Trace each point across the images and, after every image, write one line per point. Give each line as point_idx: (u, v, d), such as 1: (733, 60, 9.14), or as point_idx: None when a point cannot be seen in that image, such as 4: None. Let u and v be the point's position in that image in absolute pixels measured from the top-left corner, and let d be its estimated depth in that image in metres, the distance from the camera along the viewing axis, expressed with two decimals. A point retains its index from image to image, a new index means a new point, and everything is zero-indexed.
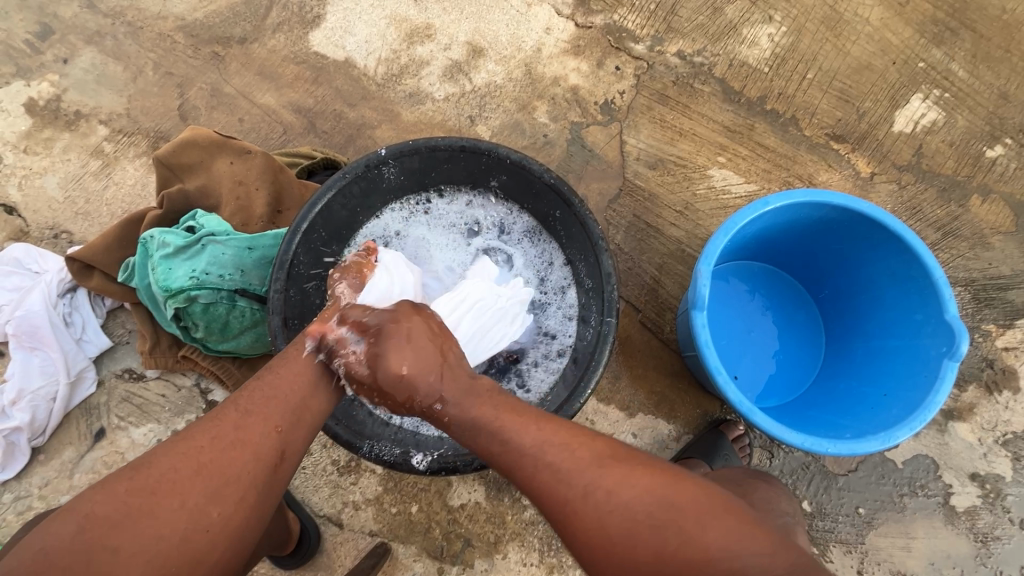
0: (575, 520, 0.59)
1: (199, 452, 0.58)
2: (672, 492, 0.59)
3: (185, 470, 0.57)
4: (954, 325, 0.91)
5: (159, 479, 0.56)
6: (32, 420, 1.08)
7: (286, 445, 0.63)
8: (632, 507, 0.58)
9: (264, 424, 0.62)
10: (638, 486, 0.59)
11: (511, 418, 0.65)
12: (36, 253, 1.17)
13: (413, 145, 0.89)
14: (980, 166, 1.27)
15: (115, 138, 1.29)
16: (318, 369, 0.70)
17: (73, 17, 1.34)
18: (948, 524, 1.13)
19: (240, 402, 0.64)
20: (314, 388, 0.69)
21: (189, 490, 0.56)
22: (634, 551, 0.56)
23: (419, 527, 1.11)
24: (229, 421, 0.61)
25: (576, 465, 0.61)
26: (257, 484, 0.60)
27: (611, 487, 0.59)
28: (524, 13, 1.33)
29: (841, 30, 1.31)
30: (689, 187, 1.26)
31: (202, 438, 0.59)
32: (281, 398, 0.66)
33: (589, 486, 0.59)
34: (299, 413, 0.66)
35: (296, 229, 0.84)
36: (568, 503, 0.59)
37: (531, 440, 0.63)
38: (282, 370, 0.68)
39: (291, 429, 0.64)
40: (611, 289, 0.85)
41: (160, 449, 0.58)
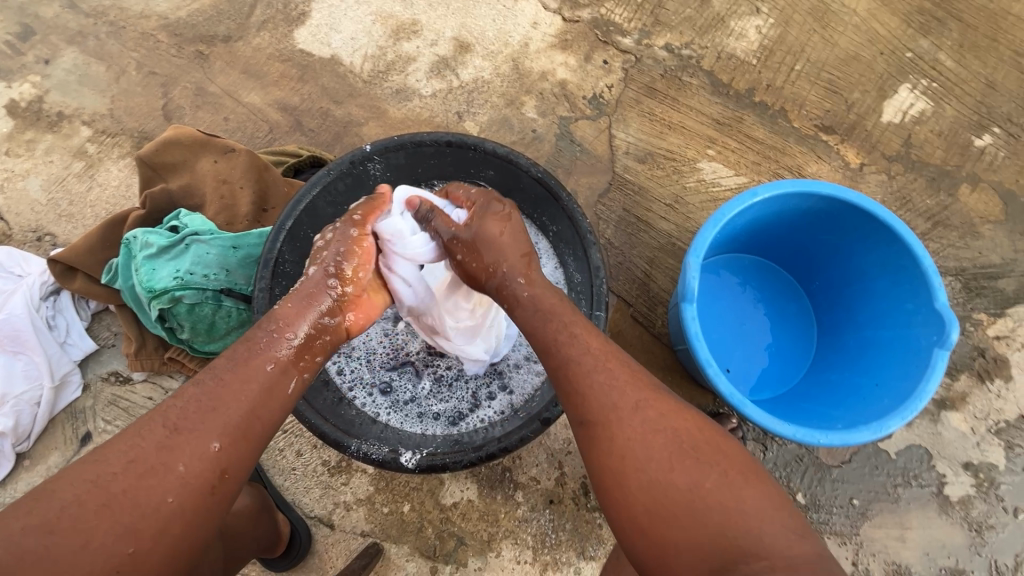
0: (618, 431, 0.64)
1: (112, 480, 0.56)
2: (719, 442, 0.64)
3: (94, 503, 0.54)
4: (944, 313, 0.90)
5: (63, 513, 0.53)
6: (15, 426, 1.06)
7: (222, 465, 0.61)
8: (680, 435, 0.63)
9: (194, 443, 0.60)
10: (690, 425, 0.64)
11: (582, 325, 0.73)
12: (18, 256, 1.15)
13: (398, 141, 0.88)
14: (969, 155, 1.27)
15: (99, 139, 1.27)
16: (271, 375, 0.68)
17: (55, 17, 1.33)
18: (942, 514, 1.13)
19: (168, 418, 0.61)
20: (262, 397, 0.66)
21: (95, 528, 0.53)
22: (670, 475, 0.60)
23: (412, 526, 1.10)
24: (153, 442, 0.59)
25: (635, 384, 0.67)
26: (182, 514, 0.57)
27: (665, 414, 0.64)
28: (510, 8, 1.33)
29: (828, 21, 1.31)
30: (678, 181, 1.25)
31: (120, 462, 0.57)
32: (218, 412, 0.62)
33: (644, 403, 0.65)
34: (238, 429, 0.63)
35: (280, 228, 0.83)
36: (617, 411, 0.65)
37: (599, 349, 0.70)
38: (223, 379, 0.65)
39: (228, 447, 0.61)
40: (600, 282, 0.85)
41: (66, 478, 0.55)
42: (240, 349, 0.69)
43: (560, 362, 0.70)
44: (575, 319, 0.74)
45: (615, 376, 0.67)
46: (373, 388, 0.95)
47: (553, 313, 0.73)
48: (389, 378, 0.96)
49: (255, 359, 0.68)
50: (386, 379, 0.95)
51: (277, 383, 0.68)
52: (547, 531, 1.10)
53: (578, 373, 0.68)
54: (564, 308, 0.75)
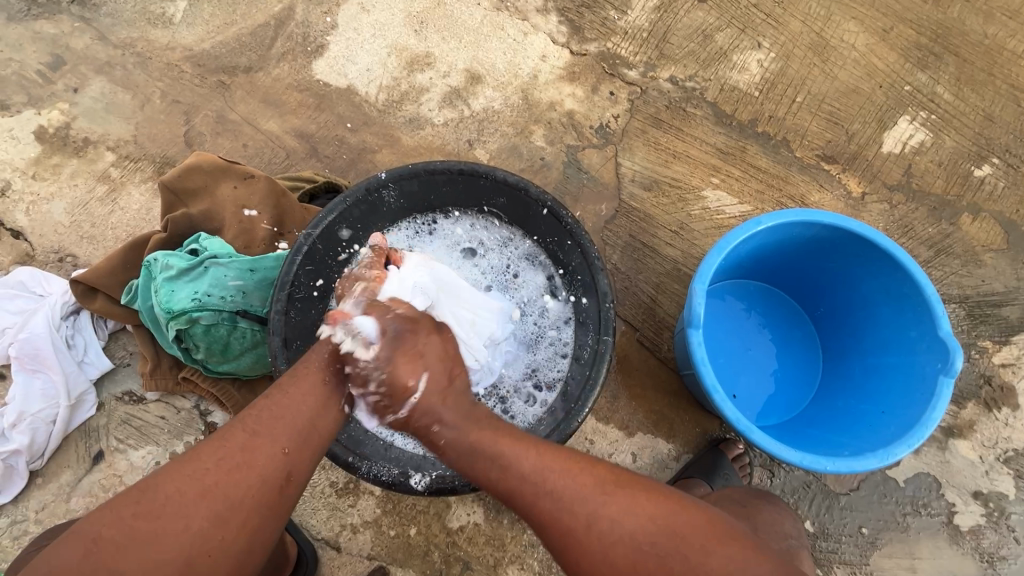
0: (580, 551, 0.64)
1: (204, 474, 0.61)
2: (677, 522, 0.64)
3: (189, 495, 0.60)
4: (948, 341, 0.91)
5: (164, 503, 0.59)
6: (31, 443, 1.08)
7: (291, 468, 0.65)
8: (636, 536, 0.63)
9: (268, 447, 0.64)
10: (642, 516, 0.64)
11: (510, 445, 0.70)
12: (41, 276, 1.18)
13: (412, 169, 0.91)
14: (970, 185, 1.29)
15: (122, 164, 1.32)
16: (324, 389, 0.72)
17: (84, 48, 1.39)
18: (952, 544, 1.12)
19: (247, 422, 0.66)
20: (322, 406, 0.71)
21: (192, 516, 0.59)
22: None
23: (417, 550, 1.10)
24: (236, 443, 0.63)
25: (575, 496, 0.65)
26: (261, 506, 0.62)
27: (614, 518, 0.64)
28: (520, 41, 1.38)
29: (828, 56, 1.35)
30: (683, 208, 1.28)
31: (210, 459, 0.62)
32: (288, 419, 0.67)
33: (594, 515, 0.64)
34: (304, 434, 0.67)
35: (297, 252, 0.86)
36: (572, 531, 0.64)
37: (534, 465, 0.68)
38: (290, 387, 0.70)
39: (298, 451, 0.66)
40: (608, 308, 0.87)
41: (164, 473, 0.61)
42: (298, 367, 0.73)
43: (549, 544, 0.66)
44: (501, 441, 0.70)
45: (557, 494, 0.65)
46: None
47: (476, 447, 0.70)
48: None
49: (312, 374, 0.72)
50: None
51: (331, 399, 0.72)
52: (554, 556, 1.10)
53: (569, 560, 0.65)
54: (490, 435, 0.71)
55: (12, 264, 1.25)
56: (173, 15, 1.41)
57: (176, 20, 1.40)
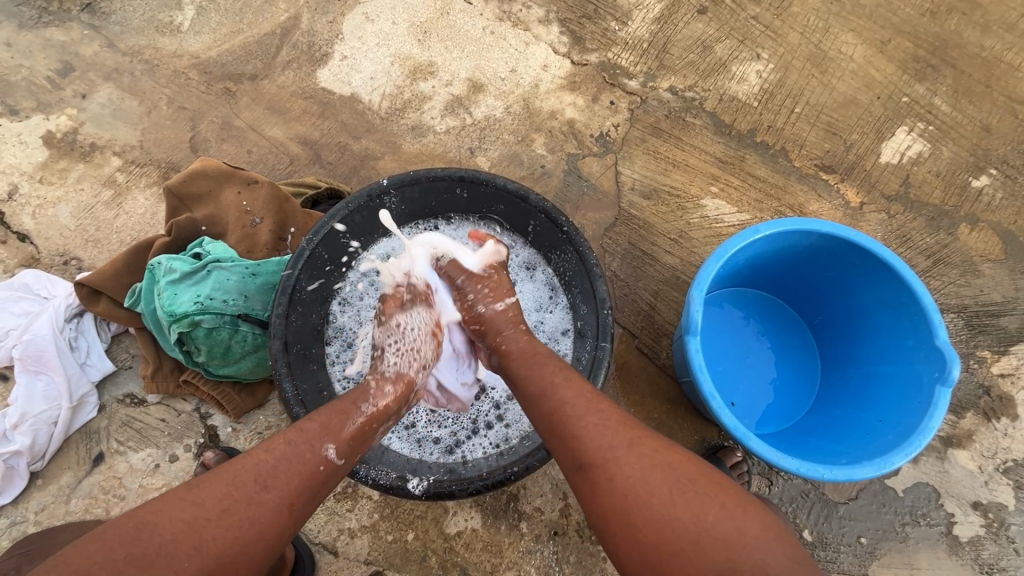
0: (617, 471, 0.66)
1: (206, 524, 0.61)
2: (716, 475, 0.67)
3: (188, 545, 0.59)
4: (945, 350, 0.92)
5: (160, 549, 0.58)
6: (32, 445, 1.09)
7: (292, 525, 0.66)
8: (675, 469, 0.66)
9: (276, 503, 0.65)
10: (683, 459, 0.67)
11: (570, 378, 0.77)
12: (46, 279, 1.20)
13: (413, 176, 0.92)
14: (967, 196, 1.30)
15: (128, 169, 1.34)
16: (341, 447, 0.73)
17: (93, 55, 1.41)
18: (952, 554, 1.12)
19: (260, 472, 0.66)
20: (337, 464, 0.72)
21: (184, 568, 0.58)
22: (673, 511, 0.63)
23: (415, 555, 1.10)
24: (245, 494, 0.64)
25: (624, 425, 0.71)
26: (254, 562, 0.63)
27: (659, 450, 0.68)
28: (521, 51, 1.40)
29: (826, 67, 1.37)
30: (682, 217, 1.29)
31: (214, 508, 0.62)
32: (301, 475, 0.68)
33: (637, 442, 0.68)
34: (310, 492, 0.69)
35: (299, 256, 0.87)
36: (612, 452, 0.68)
37: (587, 395, 0.74)
38: (308, 441, 0.71)
39: (301, 509, 0.67)
40: (605, 314, 0.88)
41: (167, 515, 0.60)
42: (324, 413, 0.76)
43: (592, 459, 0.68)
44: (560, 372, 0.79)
45: (606, 419, 0.71)
46: None
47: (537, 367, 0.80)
48: None
49: (337, 425, 0.75)
50: None
51: (345, 459, 0.74)
52: (551, 563, 1.09)
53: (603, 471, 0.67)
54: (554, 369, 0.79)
55: (17, 266, 1.27)
56: (181, 24, 1.43)
57: (184, 28, 1.43)
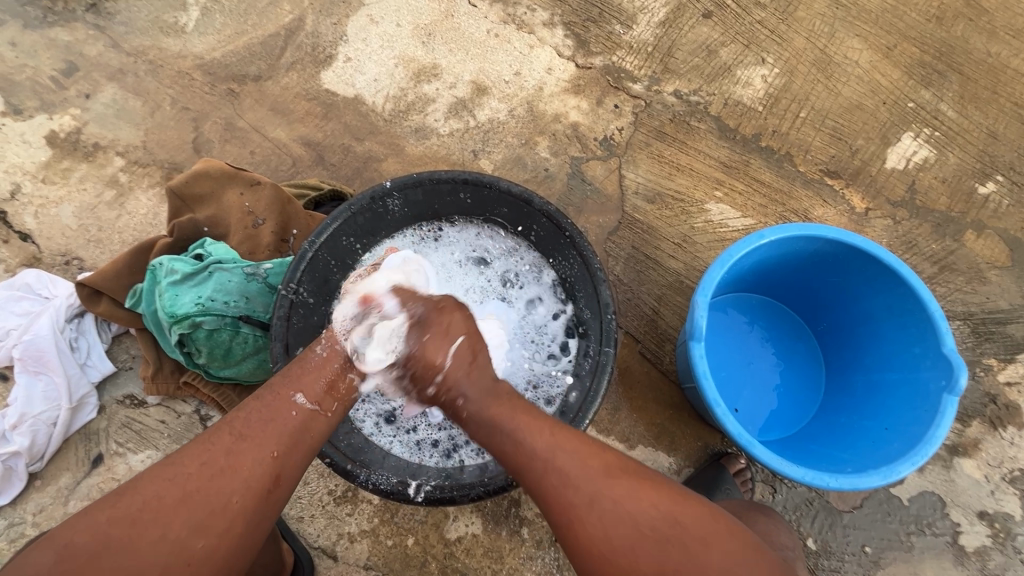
0: (581, 529, 0.65)
1: (186, 479, 0.62)
2: (680, 510, 0.66)
3: (169, 500, 0.60)
4: (952, 358, 0.91)
5: (141, 508, 0.59)
6: (31, 445, 1.08)
7: (279, 470, 0.66)
8: (637, 520, 0.64)
9: (257, 451, 0.66)
10: (647, 501, 0.66)
11: (527, 425, 0.72)
12: (47, 279, 1.19)
13: (416, 178, 0.92)
14: (974, 203, 1.29)
15: (131, 169, 1.33)
16: (316, 394, 0.73)
17: (98, 55, 1.41)
18: (957, 565, 1.10)
19: (234, 427, 0.67)
20: (314, 410, 0.72)
21: (170, 522, 0.59)
22: (636, 562, 0.62)
23: (415, 561, 1.09)
24: (222, 447, 0.65)
25: (588, 473, 0.67)
26: (246, 511, 0.63)
27: (619, 498, 0.65)
28: (526, 54, 1.39)
29: (831, 72, 1.36)
30: (686, 221, 1.29)
31: (194, 464, 0.63)
32: (277, 422, 0.69)
33: (598, 495, 0.66)
34: (294, 439, 0.69)
35: (301, 257, 0.87)
36: (574, 510, 0.66)
37: (545, 443, 0.70)
38: (280, 391, 0.72)
39: (286, 454, 0.67)
40: (609, 319, 0.87)
41: (145, 477, 0.61)
42: (294, 366, 0.75)
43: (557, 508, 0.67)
44: (518, 419, 0.72)
45: (566, 471, 0.68)
46: (378, 416, 0.96)
47: (496, 424, 0.73)
48: (393, 407, 0.97)
49: (308, 374, 0.75)
50: (389, 408, 0.97)
51: (322, 406, 0.73)
52: (552, 569, 1.09)
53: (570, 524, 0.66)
54: (509, 412, 0.73)
55: (20, 266, 1.27)
56: (186, 25, 1.43)
57: (189, 29, 1.43)
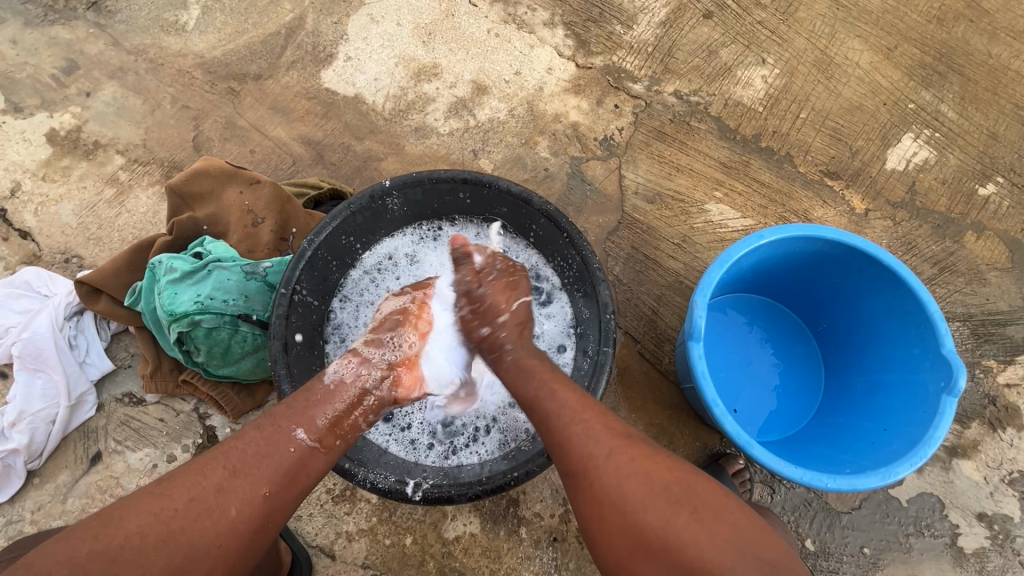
0: (595, 478, 0.67)
1: (172, 517, 0.61)
2: (697, 483, 0.66)
3: (153, 538, 0.60)
4: (951, 360, 0.91)
5: (124, 544, 0.59)
6: (29, 443, 1.08)
7: (269, 512, 0.66)
8: (650, 478, 0.65)
9: (248, 489, 0.65)
10: (663, 470, 0.66)
11: (558, 380, 0.76)
12: (46, 277, 1.19)
13: (416, 177, 0.92)
14: (974, 204, 1.29)
15: (131, 167, 1.33)
16: (315, 430, 0.73)
17: (98, 53, 1.41)
18: (956, 566, 1.10)
19: (229, 459, 0.67)
20: (312, 447, 0.72)
21: (151, 563, 0.59)
22: (642, 514, 0.63)
23: (413, 560, 1.09)
24: (213, 483, 0.64)
25: (608, 432, 0.70)
26: (228, 553, 0.63)
27: (636, 458, 0.67)
28: (526, 54, 1.39)
29: (832, 73, 1.36)
30: (686, 221, 1.29)
31: (182, 499, 0.63)
32: (273, 459, 0.68)
33: (616, 452, 0.68)
34: (288, 477, 0.69)
35: (301, 256, 0.87)
36: (591, 461, 0.68)
37: (573, 401, 0.73)
38: (279, 424, 0.71)
39: (277, 493, 0.67)
40: (608, 318, 0.87)
41: (133, 507, 0.61)
42: (298, 396, 0.76)
43: (576, 459, 0.69)
44: (552, 376, 0.77)
45: (590, 425, 0.71)
46: (376, 416, 0.96)
47: (521, 387, 0.77)
48: (391, 406, 0.97)
49: (311, 407, 0.74)
50: (387, 407, 0.97)
51: (321, 442, 0.73)
52: (550, 569, 1.08)
53: (586, 466, 0.68)
54: (543, 375, 0.78)
55: (19, 264, 1.27)
56: (186, 23, 1.43)
57: (190, 28, 1.43)
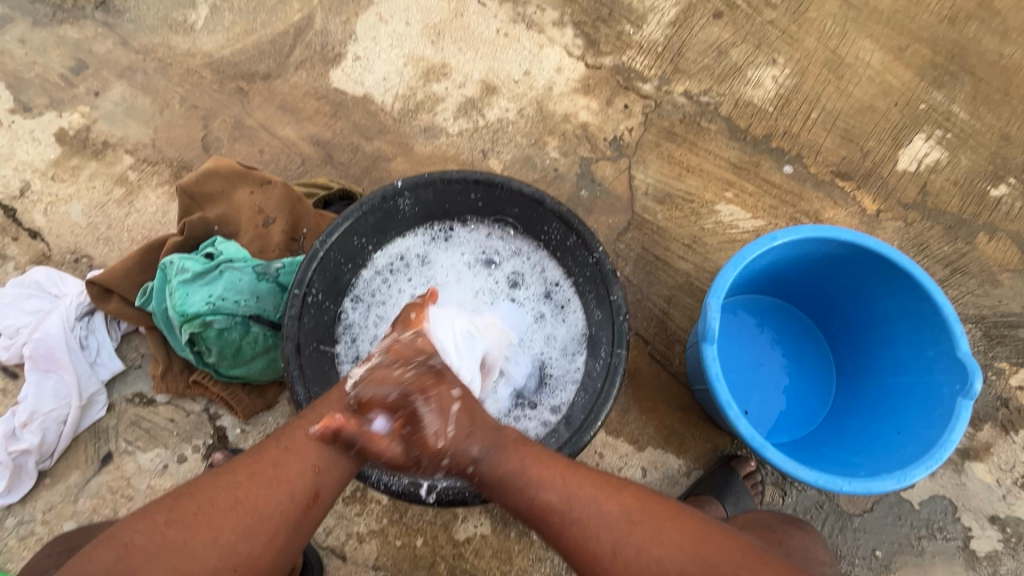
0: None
1: (236, 487, 0.62)
2: (710, 542, 0.64)
3: (220, 506, 0.61)
4: (966, 362, 0.90)
5: (196, 512, 0.60)
6: (41, 443, 1.09)
7: (324, 486, 0.65)
8: (665, 564, 0.61)
9: (302, 463, 0.65)
10: (677, 543, 0.63)
11: (534, 470, 0.68)
12: (57, 276, 1.19)
13: (428, 177, 0.91)
14: (986, 205, 1.28)
15: (140, 167, 1.33)
16: (359, 414, 0.69)
17: (107, 53, 1.41)
18: (969, 569, 1.10)
19: (282, 439, 0.67)
20: (357, 429, 0.69)
21: (221, 528, 0.59)
22: None
23: (424, 561, 1.09)
24: (270, 458, 0.65)
25: (609, 520, 0.64)
26: (289, 522, 0.62)
27: (643, 543, 0.62)
28: (535, 54, 1.39)
29: (843, 73, 1.35)
30: (697, 222, 1.28)
31: (243, 472, 0.63)
32: (321, 439, 0.67)
33: (620, 543, 0.63)
34: (339, 453, 0.67)
35: (313, 256, 0.86)
36: (597, 559, 0.63)
37: (558, 494, 0.66)
38: (323, 407, 0.70)
39: (331, 470, 0.66)
40: (621, 320, 0.87)
41: (200, 483, 0.63)
42: (334, 388, 0.73)
43: (584, 555, 0.64)
44: (525, 466, 0.68)
45: (582, 521, 0.65)
46: None
47: (509, 482, 0.67)
48: None
49: (351, 394, 0.71)
50: None
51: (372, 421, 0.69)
52: (561, 571, 1.08)
53: (601, 561, 0.63)
54: (523, 464, 0.68)
55: (29, 264, 1.27)
56: (195, 23, 1.43)
57: (198, 27, 1.43)
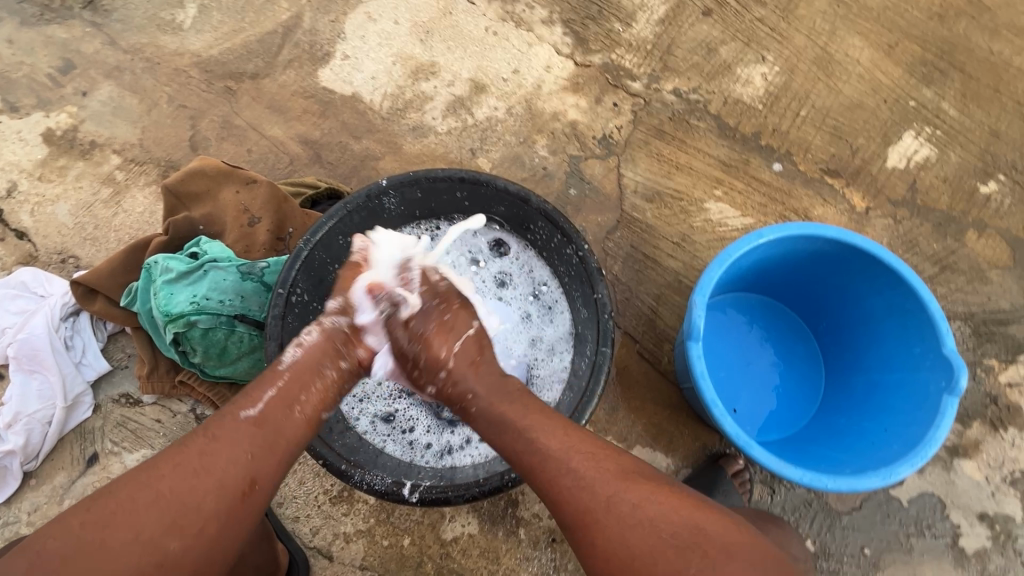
0: (596, 535, 0.65)
1: (157, 481, 0.62)
2: (698, 517, 0.65)
3: (142, 502, 0.60)
4: (952, 359, 0.90)
5: (115, 511, 0.59)
6: (25, 444, 1.08)
7: (256, 474, 0.66)
8: (656, 524, 0.64)
9: (231, 451, 0.65)
10: (666, 510, 0.65)
11: (537, 422, 0.73)
12: (43, 277, 1.19)
13: (413, 176, 0.91)
14: (975, 202, 1.28)
15: (128, 167, 1.33)
16: (286, 402, 0.72)
17: (95, 52, 1.41)
18: (957, 567, 1.10)
19: (210, 429, 0.67)
20: (285, 416, 0.71)
21: (142, 525, 0.59)
22: (655, 570, 0.61)
23: (411, 561, 1.09)
24: (196, 448, 0.65)
25: (601, 476, 0.68)
26: (219, 513, 0.62)
27: (638, 503, 0.65)
28: (524, 52, 1.38)
29: (832, 70, 1.35)
30: (686, 220, 1.28)
31: (167, 466, 0.63)
32: (249, 428, 0.68)
33: (615, 498, 0.66)
34: (272, 442, 0.69)
35: (297, 256, 0.86)
36: (588, 513, 0.66)
37: (559, 443, 0.71)
38: (254, 393, 0.71)
39: (264, 456, 0.67)
40: (606, 318, 0.86)
41: (120, 481, 0.62)
42: (269, 371, 0.75)
43: (573, 518, 0.66)
44: (529, 418, 0.74)
45: (579, 474, 0.68)
46: (375, 417, 0.96)
47: (505, 422, 0.74)
48: (393, 408, 0.98)
49: (279, 379, 0.74)
50: (388, 409, 0.97)
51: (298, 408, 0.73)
52: (548, 570, 1.08)
53: (590, 520, 0.65)
54: (521, 412, 0.75)
55: (16, 264, 1.26)
56: (183, 22, 1.42)
57: (186, 26, 1.42)
